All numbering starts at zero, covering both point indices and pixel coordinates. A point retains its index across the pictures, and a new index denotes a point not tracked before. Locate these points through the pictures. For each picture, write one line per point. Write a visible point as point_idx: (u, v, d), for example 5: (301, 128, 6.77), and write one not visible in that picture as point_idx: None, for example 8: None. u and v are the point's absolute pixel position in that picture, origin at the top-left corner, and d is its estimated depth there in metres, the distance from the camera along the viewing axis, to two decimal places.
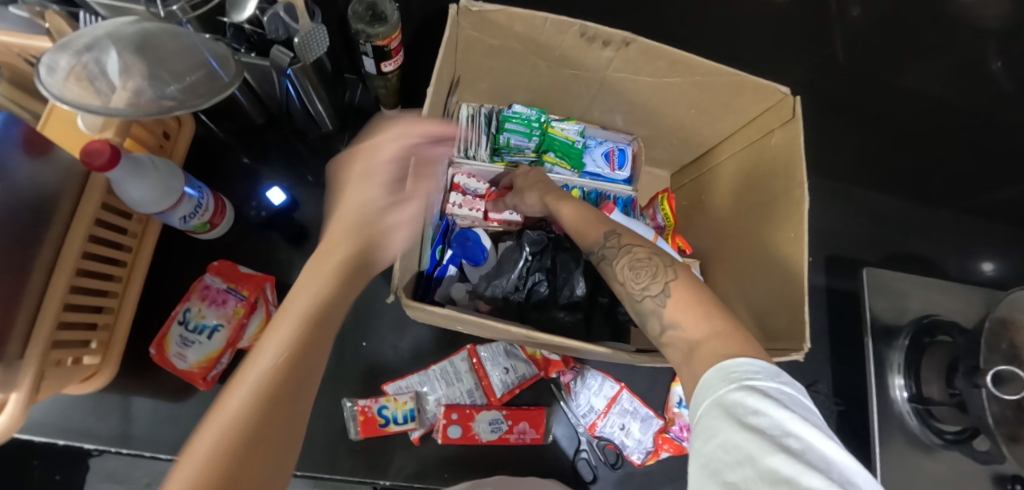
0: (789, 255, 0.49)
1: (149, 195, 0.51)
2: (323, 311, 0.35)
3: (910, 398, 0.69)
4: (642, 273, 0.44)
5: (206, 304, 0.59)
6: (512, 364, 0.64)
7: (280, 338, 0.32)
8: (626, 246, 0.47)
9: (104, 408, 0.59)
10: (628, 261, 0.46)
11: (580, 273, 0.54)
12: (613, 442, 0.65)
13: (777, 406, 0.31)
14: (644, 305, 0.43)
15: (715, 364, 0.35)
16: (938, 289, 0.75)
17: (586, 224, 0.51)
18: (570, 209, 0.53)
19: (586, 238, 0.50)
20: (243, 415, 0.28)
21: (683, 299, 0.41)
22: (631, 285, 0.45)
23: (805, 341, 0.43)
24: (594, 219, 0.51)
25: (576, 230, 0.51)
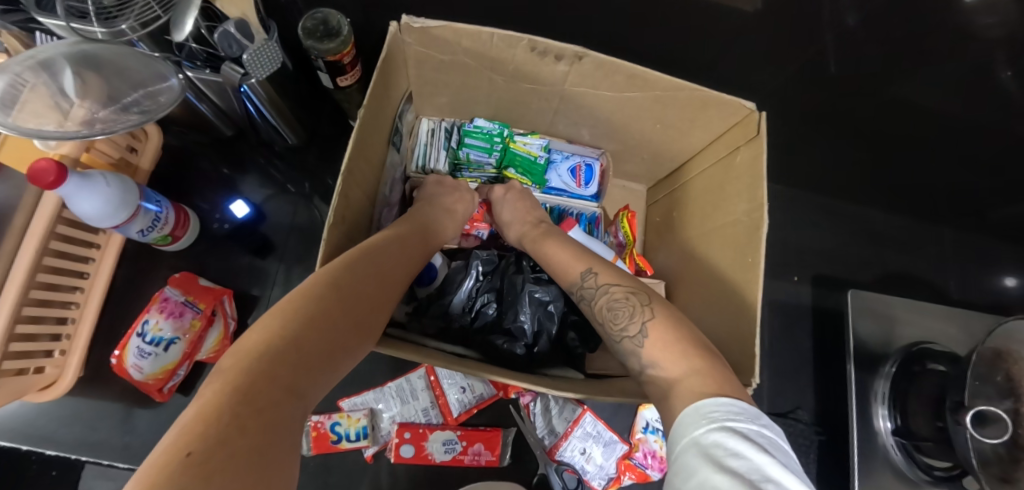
0: (745, 282, 0.47)
1: (102, 209, 0.51)
2: (313, 310, 0.31)
3: (895, 431, 0.65)
4: (620, 313, 0.43)
5: (163, 316, 0.58)
6: (469, 383, 0.63)
7: (261, 336, 0.27)
8: (603, 285, 0.46)
9: (61, 417, 0.60)
10: (606, 301, 0.45)
11: (525, 302, 0.53)
12: (574, 467, 0.62)
13: (758, 450, 0.29)
14: (624, 345, 0.42)
15: (692, 405, 0.34)
16: (929, 314, 0.71)
17: (564, 261, 0.50)
18: (555, 246, 0.52)
19: (567, 274, 0.49)
20: (212, 410, 0.22)
21: (660, 339, 0.40)
22: (610, 325, 0.44)
23: (754, 375, 0.41)
24: (580, 252, 0.50)
25: (555, 262, 0.50)
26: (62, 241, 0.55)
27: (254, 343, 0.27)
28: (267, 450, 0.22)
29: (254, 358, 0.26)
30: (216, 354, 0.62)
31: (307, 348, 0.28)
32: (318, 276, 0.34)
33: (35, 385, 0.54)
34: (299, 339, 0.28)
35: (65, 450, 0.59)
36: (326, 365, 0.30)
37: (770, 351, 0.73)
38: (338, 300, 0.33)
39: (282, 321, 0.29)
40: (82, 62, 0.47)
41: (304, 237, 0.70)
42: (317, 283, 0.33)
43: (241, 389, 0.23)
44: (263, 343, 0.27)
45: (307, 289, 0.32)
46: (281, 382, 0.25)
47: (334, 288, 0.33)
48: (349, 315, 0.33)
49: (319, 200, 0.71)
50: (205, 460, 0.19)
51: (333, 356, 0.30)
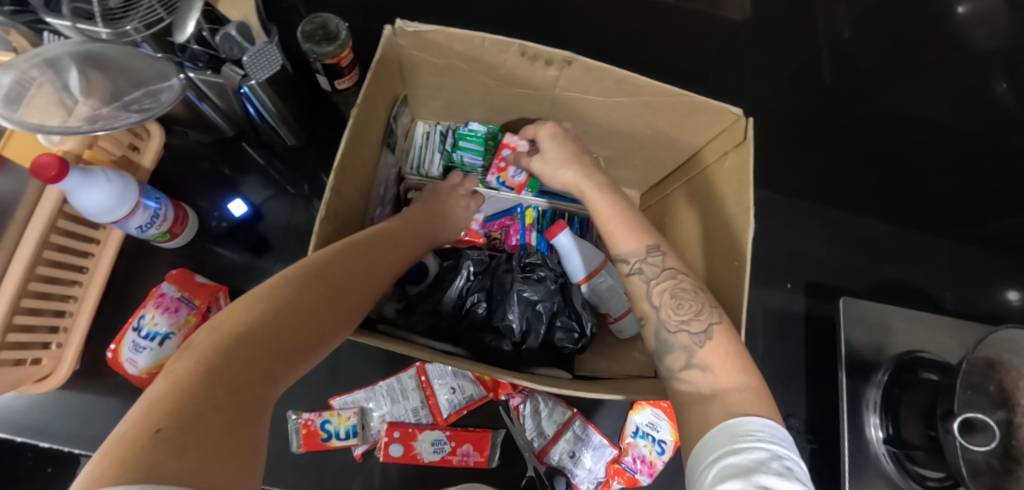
0: (732, 284, 0.47)
1: (104, 204, 0.52)
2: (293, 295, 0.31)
3: (887, 440, 0.64)
4: (686, 306, 0.41)
5: (159, 311, 0.59)
6: (459, 384, 0.63)
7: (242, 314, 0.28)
8: (669, 270, 0.44)
9: (57, 410, 0.60)
10: (671, 286, 0.43)
11: (514, 301, 0.53)
12: (563, 470, 0.62)
13: (795, 479, 0.29)
14: (676, 338, 0.40)
15: (731, 419, 0.34)
16: (921, 323, 0.71)
17: (625, 232, 0.47)
18: (608, 210, 0.49)
19: (623, 245, 0.46)
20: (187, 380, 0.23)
21: (722, 345, 0.39)
22: (669, 311, 0.42)
23: None
24: (638, 228, 0.47)
25: (614, 230, 0.47)
26: (63, 235, 0.56)
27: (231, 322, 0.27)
28: (225, 445, 0.21)
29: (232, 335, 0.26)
30: None
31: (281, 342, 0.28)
32: (297, 270, 0.34)
33: (31, 376, 0.55)
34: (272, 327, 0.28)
35: (58, 441, 0.60)
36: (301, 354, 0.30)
37: (762, 357, 0.72)
38: (319, 291, 0.33)
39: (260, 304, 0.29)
40: (86, 61, 0.49)
41: (301, 236, 0.70)
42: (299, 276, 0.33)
43: (216, 370, 0.24)
44: (236, 328, 0.27)
45: (293, 276, 0.33)
46: (253, 367, 0.26)
47: (316, 279, 0.34)
48: (331, 309, 0.33)
49: (316, 200, 0.72)
50: (174, 434, 0.19)
51: (301, 352, 0.30)
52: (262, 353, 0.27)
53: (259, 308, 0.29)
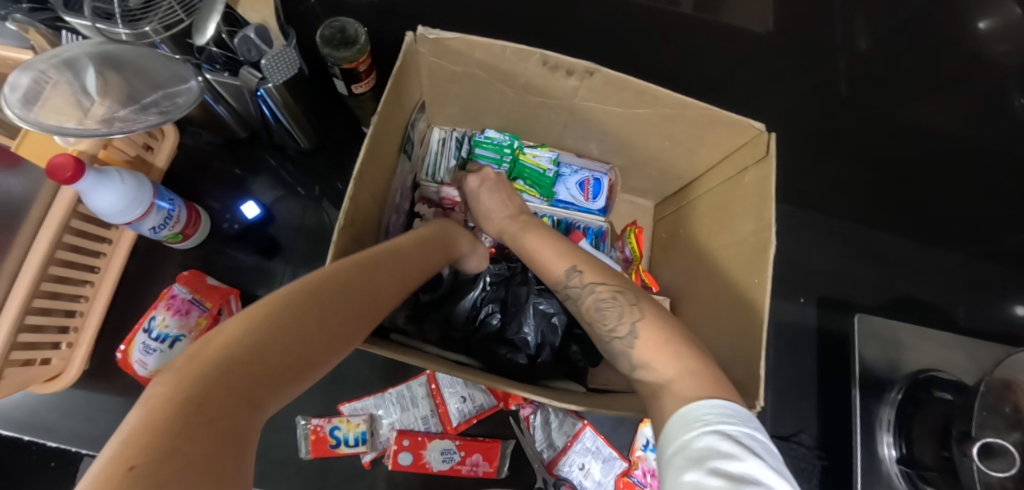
0: (752, 302, 0.46)
1: (117, 206, 0.52)
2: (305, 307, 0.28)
3: (899, 459, 0.64)
4: (613, 314, 0.43)
5: (170, 313, 0.59)
6: (469, 393, 0.62)
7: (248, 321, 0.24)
8: (591, 284, 0.45)
9: (67, 410, 0.60)
10: (593, 300, 0.45)
11: (530, 313, 0.53)
12: (572, 482, 0.62)
13: (750, 453, 0.28)
14: (614, 345, 0.42)
15: (682, 408, 0.33)
16: (935, 341, 0.70)
17: (549, 257, 0.49)
18: (536, 238, 0.52)
19: (552, 273, 0.49)
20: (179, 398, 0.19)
21: (651, 339, 0.39)
22: (600, 325, 0.43)
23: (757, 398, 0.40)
24: (564, 250, 0.49)
25: (538, 259, 0.50)
26: (75, 234, 0.55)
27: (236, 331, 0.23)
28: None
29: (234, 346, 0.23)
30: None
31: (268, 365, 0.24)
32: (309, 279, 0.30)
33: (41, 376, 0.55)
34: (263, 346, 0.24)
35: (65, 442, 0.60)
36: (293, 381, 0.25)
37: (774, 371, 0.72)
38: (328, 309, 0.29)
39: (268, 313, 0.25)
40: (103, 60, 0.48)
41: (312, 240, 0.70)
42: (297, 289, 0.29)
43: (197, 399, 0.19)
44: (228, 344, 0.23)
45: (307, 286, 0.29)
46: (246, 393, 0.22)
47: (324, 291, 0.30)
48: (336, 328, 0.30)
49: (326, 204, 0.72)
50: (153, 471, 0.15)
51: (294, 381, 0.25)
52: (249, 377, 0.22)
53: (248, 322, 0.24)
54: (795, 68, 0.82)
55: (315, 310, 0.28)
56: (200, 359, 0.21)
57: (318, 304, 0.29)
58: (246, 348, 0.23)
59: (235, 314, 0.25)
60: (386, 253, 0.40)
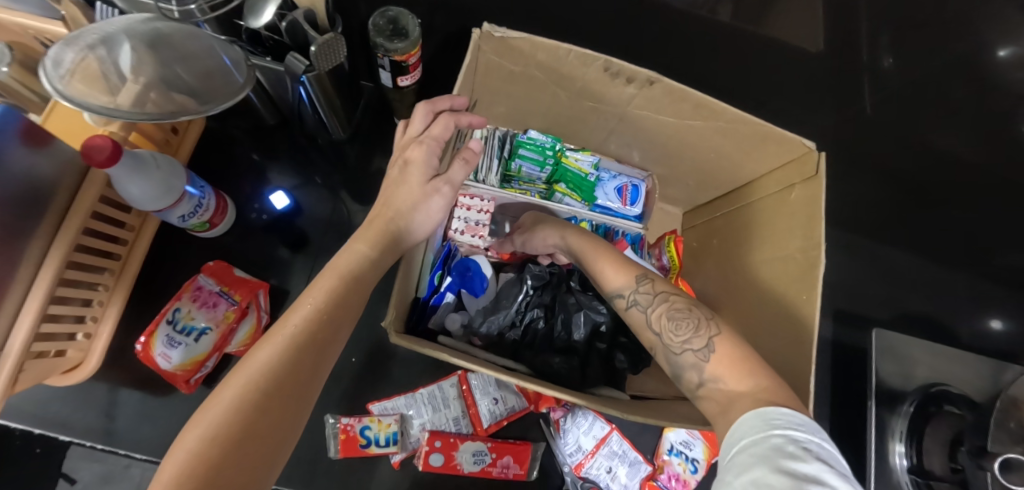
0: (799, 319, 0.46)
1: (148, 193, 0.49)
2: (312, 333, 0.35)
3: (910, 468, 0.67)
4: (688, 327, 0.41)
5: (197, 305, 0.57)
6: (502, 395, 0.62)
7: (263, 361, 0.32)
8: (660, 293, 0.43)
9: (85, 400, 0.58)
10: (665, 309, 0.42)
11: (580, 321, 0.53)
12: (599, 485, 0.62)
13: (814, 458, 0.29)
14: (683, 358, 0.40)
15: (755, 408, 0.34)
16: (945, 356, 0.73)
17: (612, 269, 0.47)
18: (581, 239, 0.51)
19: (610, 283, 0.46)
20: (211, 446, 0.28)
21: (727, 355, 0.38)
22: (669, 336, 0.41)
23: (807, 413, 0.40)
24: (624, 262, 0.47)
25: (602, 265, 0.47)
26: (98, 219, 0.52)
27: (251, 376, 0.31)
28: None
29: (252, 391, 0.31)
30: (245, 347, 0.60)
31: (261, 437, 0.30)
32: (319, 295, 0.37)
33: (59, 367, 0.52)
34: (257, 425, 0.30)
35: (82, 433, 0.58)
36: (302, 394, 0.33)
37: None
38: (330, 325, 0.36)
39: (275, 352, 0.33)
40: (147, 39, 0.44)
41: (340, 233, 0.68)
42: (281, 351, 0.33)
43: (226, 440, 0.28)
44: (242, 394, 0.30)
45: (312, 306, 0.36)
46: (266, 425, 0.30)
47: (331, 306, 0.37)
48: (335, 336, 0.36)
49: (357, 197, 0.70)
50: None
51: (304, 392, 0.33)
52: (268, 412, 0.31)
53: (234, 414, 0.29)
54: (820, 86, 0.84)
55: (298, 369, 0.33)
56: (198, 461, 0.27)
57: (300, 360, 0.33)
58: (237, 433, 0.29)
59: (251, 352, 0.33)
60: (387, 233, 0.43)
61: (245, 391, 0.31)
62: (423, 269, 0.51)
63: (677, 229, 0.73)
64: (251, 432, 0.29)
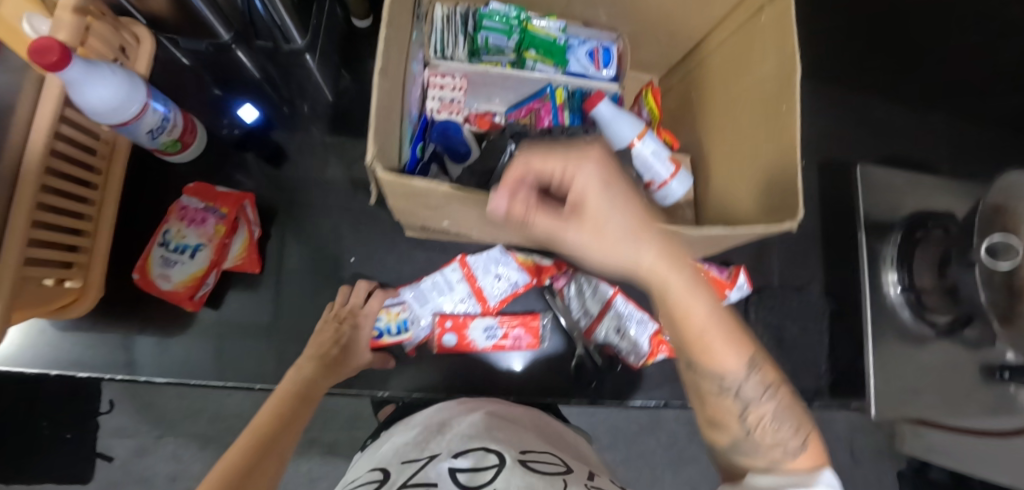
0: (780, 130, 0.46)
1: (109, 101, 0.48)
2: (294, 397, 0.49)
3: (904, 290, 0.70)
4: (786, 424, 0.33)
5: (185, 224, 0.57)
6: (503, 272, 0.63)
7: (259, 424, 0.44)
8: (755, 379, 0.34)
9: (89, 335, 0.58)
10: (750, 388, 0.33)
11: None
12: (610, 345, 0.65)
13: None
14: (751, 430, 0.33)
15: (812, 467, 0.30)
16: (929, 188, 0.75)
17: (678, 273, 0.32)
18: (657, 263, 0.31)
19: (670, 261, 0.31)
20: (242, 455, 0.38)
21: (810, 438, 0.33)
22: (736, 404, 0.34)
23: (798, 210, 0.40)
24: (685, 262, 0.32)
25: (681, 295, 0.32)
26: (66, 143, 0.50)
27: (256, 427, 0.43)
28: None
29: (258, 433, 0.42)
30: (243, 261, 0.60)
31: (270, 445, 0.40)
32: (285, 396, 0.49)
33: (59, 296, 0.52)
34: (264, 440, 0.40)
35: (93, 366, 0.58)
36: (289, 426, 0.44)
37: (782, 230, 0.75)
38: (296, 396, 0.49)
39: (265, 419, 0.45)
40: None
41: (319, 147, 0.67)
42: (269, 416, 0.45)
43: (249, 452, 0.39)
44: (253, 434, 0.42)
45: (282, 399, 0.48)
46: (269, 442, 0.41)
47: (299, 396, 0.50)
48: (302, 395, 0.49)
49: (330, 110, 0.69)
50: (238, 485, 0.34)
51: (289, 424, 0.44)
52: (268, 435, 0.41)
53: (249, 441, 0.40)
54: None
55: (284, 416, 0.45)
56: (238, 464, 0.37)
57: (283, 412, 0.46)
58: (256, 448, 0.39)
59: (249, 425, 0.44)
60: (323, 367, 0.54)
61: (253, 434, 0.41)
62: (402, 139, 0.49)
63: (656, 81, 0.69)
64: (262, 462, 0.38)
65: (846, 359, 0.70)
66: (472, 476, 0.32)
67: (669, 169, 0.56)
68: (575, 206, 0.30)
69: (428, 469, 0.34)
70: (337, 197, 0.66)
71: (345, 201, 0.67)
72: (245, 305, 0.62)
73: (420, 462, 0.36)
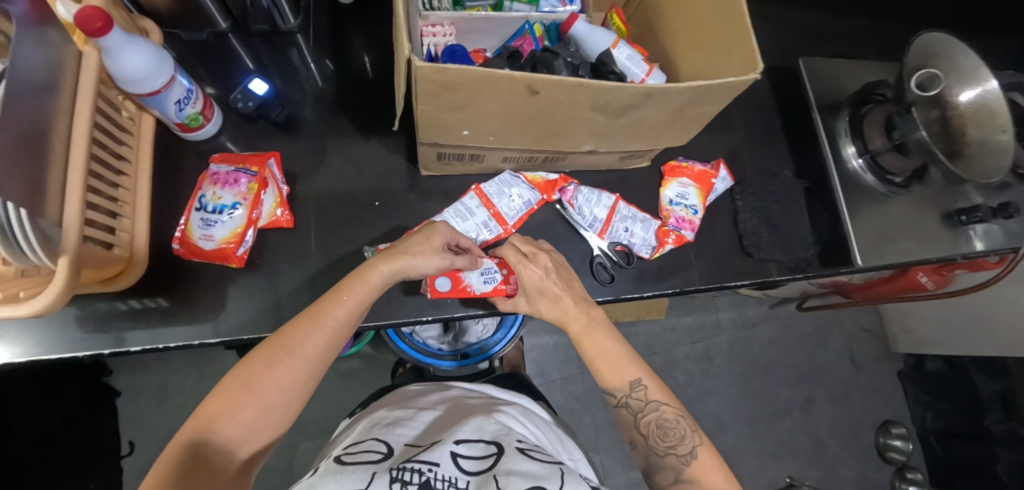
0: (730, 8, 0.55)
1: (144, 68, 0.53)
2: (314, 313, 0.52)
3: (862, 157, 0.80)
4: (678, 438, 0.57)
5: (219, 186, 0.62)
6: (515, 192, 0.69)
7: (276, 334, 0.51)
8: (655, 403, 0.59)
9: (138, 310, 0.61)
10: (657, 417, 0.59)
11: (561, 65, 0.58)
12: (622, 243, 0.72)
13: None
14: (665, 458, 0.57)
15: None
16: (868, 72, 0.86)
17: (612, 366, 0.62)
18: (598, 344, 0.62)
19: (617, 380, 0.61)
20: (236, 377, 0.48)
21: (705, 462, 0.55)
22: (657, 440, 0.58)
23: (758, 63, 0.52)
24: (625, 361, 0.62)
25: (603, 369, 0.62)
26: (103, 118, 0.55)
27: (269, 340, 0.50)
28: (238, 421, 0.46)
29: (264, 348, 0.50)
30: (276, 217, 0.65)
31: (267, 371, 0.48)
32: (317, 303, 0.53)
33: (111, 262, 0.55)
34: (260, 365, 0.48)
35: (146, 338, 0.61)
36: (301, 342, 0.50)
37: (745, 126, 0.85)
38: (323, 307, 0.53)
39: (285, 329, 0.51)
40: None
41: (330, 113, 0.74)
42: (289, 326, 0.51)
43: (243, 374, 0.48)
44: (259, 349, 0.50)
45: (315, 307, 0.53)
46: (268, 365, 0.48)
47: (333, 302, 0.53)
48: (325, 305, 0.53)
49: (333, 80, 0.75)
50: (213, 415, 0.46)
51: (303, 340, 0.50)
52: (267, 355, 0.49)
53: (250, 360, 0.49)
54: None
55: (299, 333, 0.51)
56: (228, 391, 0.47)
57: (299, 329, 0.51)
58: (246, 377, 0.48)
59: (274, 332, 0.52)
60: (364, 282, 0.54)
61: (260, 350, 0.49)
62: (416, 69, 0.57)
63: (616, 6, 0.78)
64: (263, 379, 0.48)
65: (827, 229, 0.80)
66: (474, 462, 0.45)
67: (644, 69, 0.64)
68: (539, 91, 0.47)
69: (437, 449, 0.46)
70: (353, 156, 0.72)
71: (357, 161, 0.72)
72: (286, 260, 0.66)
73: (422, 448, 0.49)
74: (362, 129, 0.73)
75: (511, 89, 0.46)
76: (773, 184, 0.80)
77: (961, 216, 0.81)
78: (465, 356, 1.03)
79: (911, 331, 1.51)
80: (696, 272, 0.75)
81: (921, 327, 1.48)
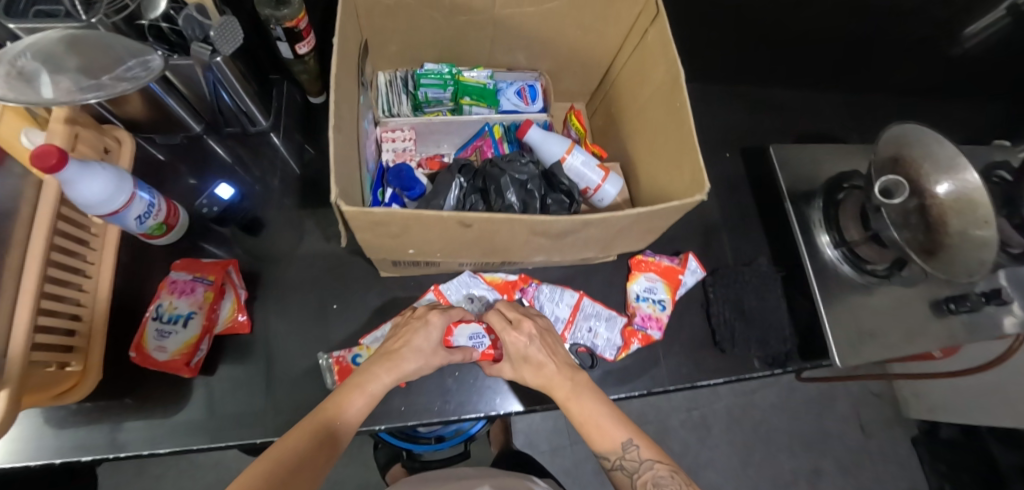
0: (679, 122, 0.55)
1: (99, 194, 0.54)
2: (325, 423, 0.47)
3: (838, 247, 0.77)
4: None
5: (175, 295, 0.63)
6: (475, 293, 0.69)
7: (283, 445, 0.44)
8: (648, 460, 0.52)
9: (87, 419, 0.60)
10: (653, 477, 0.51)
11: (508, 183, 0.59)
12: (585, 344, 0.70)
13: None
14: None
15: None
16: (841, 156, 0.85)
17: (601, 428, 0.55)
18: (581, 408, 0.56)
19: (603, 442, 0.54)
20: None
21: None
22: None
23: (704, 184, 0.50)
24: (614, 419, 0.55)
25: (591, 430, 0.55)
26: (63, 238, 0.58)
27: (275, 453, 0.43)
28: None
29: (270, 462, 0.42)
30: (232, 324, 0.65)
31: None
32: (320, 410, 0.48)
33: (60, 380, 0.56)
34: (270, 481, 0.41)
35: (94, 449, 0.59)
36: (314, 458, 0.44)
37: (718, 211, 0.84)
38: (328, 416, 0.48)
39: (292, 440, 0.44)
40: (65, 38, 0.49)
41: (296, 210, 0.75)
42: (300, 439, 0.45)
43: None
44: (267, 465, 0.42)
45: (317, 416, 0.48)
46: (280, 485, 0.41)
47: (337, 413, 0.49)
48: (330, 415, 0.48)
49: (302, 177, 0.77)
50: None
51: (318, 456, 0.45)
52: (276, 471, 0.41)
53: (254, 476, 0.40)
54: None
55: (312, 445, 0.45)
56: None
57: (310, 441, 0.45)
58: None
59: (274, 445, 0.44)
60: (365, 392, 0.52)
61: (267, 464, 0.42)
62: (363, 187, 0.58)
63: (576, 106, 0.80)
64: None
65: (807, 322, 0.77)
66: None
67: (599, 174, 0.63)
68: (473, 222, 0.46)
69: None
70: (318, 253, 0.73)
71: (321, 257, 0.73)
72: (242, 365, 0.65)
73: None
74: (327, 226, 0.75)
75: (450, 224, 0.47)
76: (747, 274, 0.78)
77: (950, 305, 0.77)
78: (440, 438, 0.99)
79: (923, 395, 1.40)
80: (665, 368, 0.72)
81: (934, 393, 1.37)
